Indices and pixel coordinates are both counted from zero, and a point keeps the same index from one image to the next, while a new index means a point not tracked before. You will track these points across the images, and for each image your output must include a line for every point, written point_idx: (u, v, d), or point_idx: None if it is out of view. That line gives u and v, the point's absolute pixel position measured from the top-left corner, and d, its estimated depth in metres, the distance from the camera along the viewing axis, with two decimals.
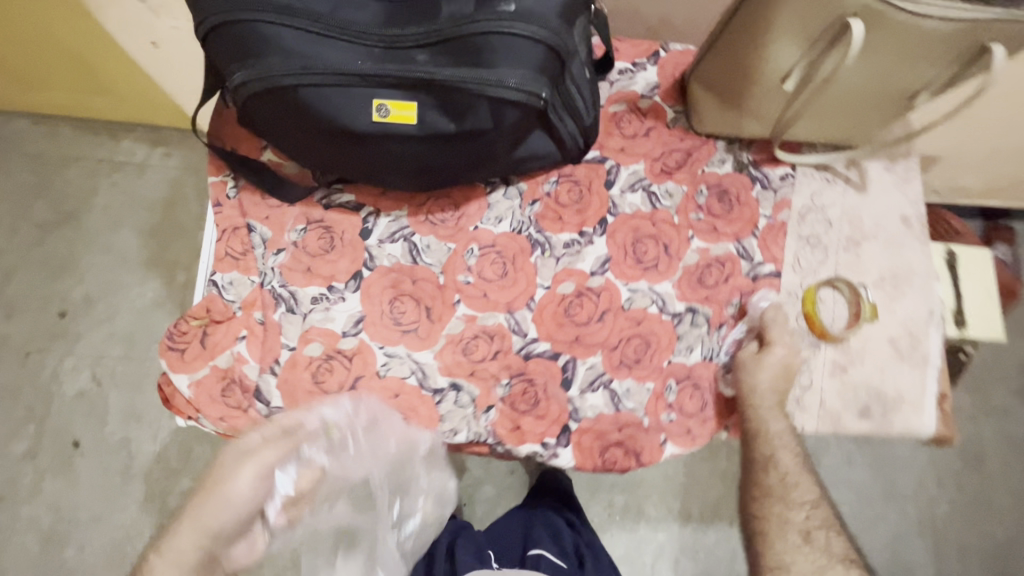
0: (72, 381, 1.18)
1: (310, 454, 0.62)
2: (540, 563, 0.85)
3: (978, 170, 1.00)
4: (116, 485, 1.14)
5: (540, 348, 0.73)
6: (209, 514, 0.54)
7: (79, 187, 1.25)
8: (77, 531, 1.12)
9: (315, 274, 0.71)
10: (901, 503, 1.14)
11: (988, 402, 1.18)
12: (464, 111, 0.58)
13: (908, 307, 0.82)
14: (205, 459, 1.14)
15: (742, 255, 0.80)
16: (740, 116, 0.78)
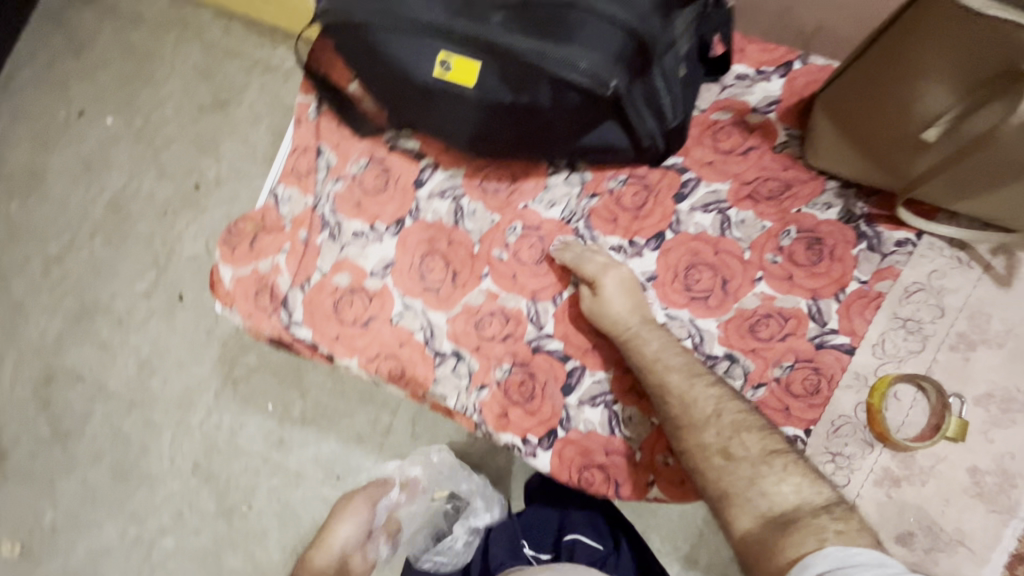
0: (190, 245, 1.20)
1: (391, 494, 0.98)
2: (576, 552, 0.79)
3: None
4: (199, 343, 1.17)
5: (552, 346, 0.70)
6: (347, 523, 0.95)
7: (232, 76, 1.24)
8: (164, 369, 1.17)
9: (362, 210, 0.73)
10: None
11: None
12: (527, 87, 0.59)
13: (1013, 440, 0.66)
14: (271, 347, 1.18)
15: (812, 316, 0.69)
16: (860, 159, 0.65)
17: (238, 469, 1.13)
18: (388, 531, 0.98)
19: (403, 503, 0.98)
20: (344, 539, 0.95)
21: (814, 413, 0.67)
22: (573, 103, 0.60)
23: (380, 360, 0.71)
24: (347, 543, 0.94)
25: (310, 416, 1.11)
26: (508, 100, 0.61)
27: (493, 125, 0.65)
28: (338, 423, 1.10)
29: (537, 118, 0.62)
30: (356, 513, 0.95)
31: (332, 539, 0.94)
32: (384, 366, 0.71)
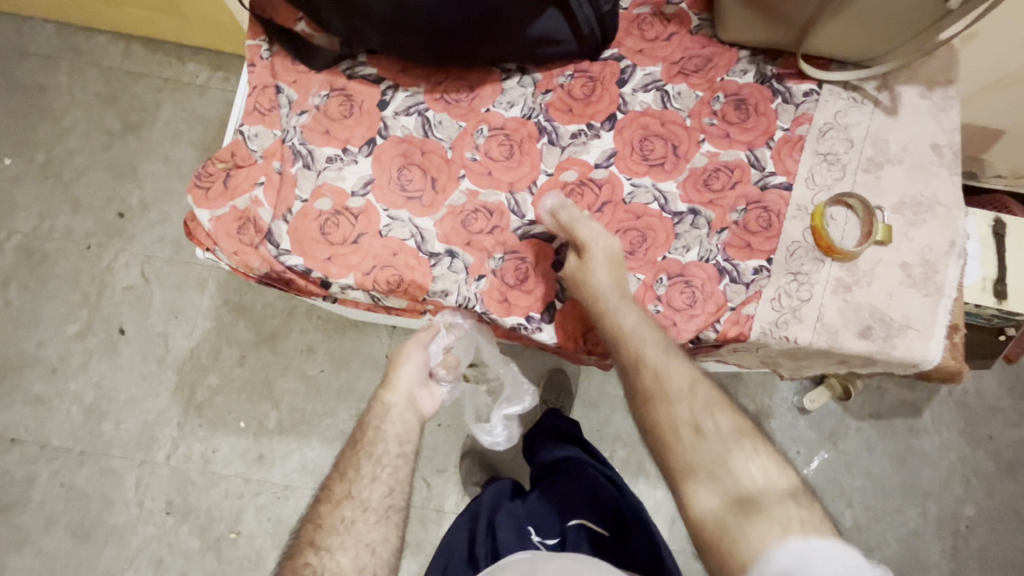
0: (123, 275, 1.21)
1: (442, 335, 0.78)
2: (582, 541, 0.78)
3: None
4: (152, 372, 1.19)
5: (536, 230, 0.75)
6: (406, 366, 0.75)
7: (144, 99, 1.26)
8: (116, 410, 1.17)
9: (332, 136, 0.75)
10: (920, 501, 1.27)
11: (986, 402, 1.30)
12: None
13: (927, 235, 0.79)
14: (233, 360, 1.19)
15: (752, 164, 0.79)
16: (763, 22, 0.77)
17: (218, 495, 1.14)
18: (452, 369, 0.80)
19: (456, 339, 0.79)
20: (421, 344, 0.76)
21: (770, 244, 0.77)
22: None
23: (376, 272, 0.72)
24: (411, 382, 0.74)
25: (287, 425, 1.17)
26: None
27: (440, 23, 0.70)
28: (318, 425, 1.17)
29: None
30: (407, 354, 0.75)
31: (396, 378, 0.74)
32: (381, 277, 0.72)
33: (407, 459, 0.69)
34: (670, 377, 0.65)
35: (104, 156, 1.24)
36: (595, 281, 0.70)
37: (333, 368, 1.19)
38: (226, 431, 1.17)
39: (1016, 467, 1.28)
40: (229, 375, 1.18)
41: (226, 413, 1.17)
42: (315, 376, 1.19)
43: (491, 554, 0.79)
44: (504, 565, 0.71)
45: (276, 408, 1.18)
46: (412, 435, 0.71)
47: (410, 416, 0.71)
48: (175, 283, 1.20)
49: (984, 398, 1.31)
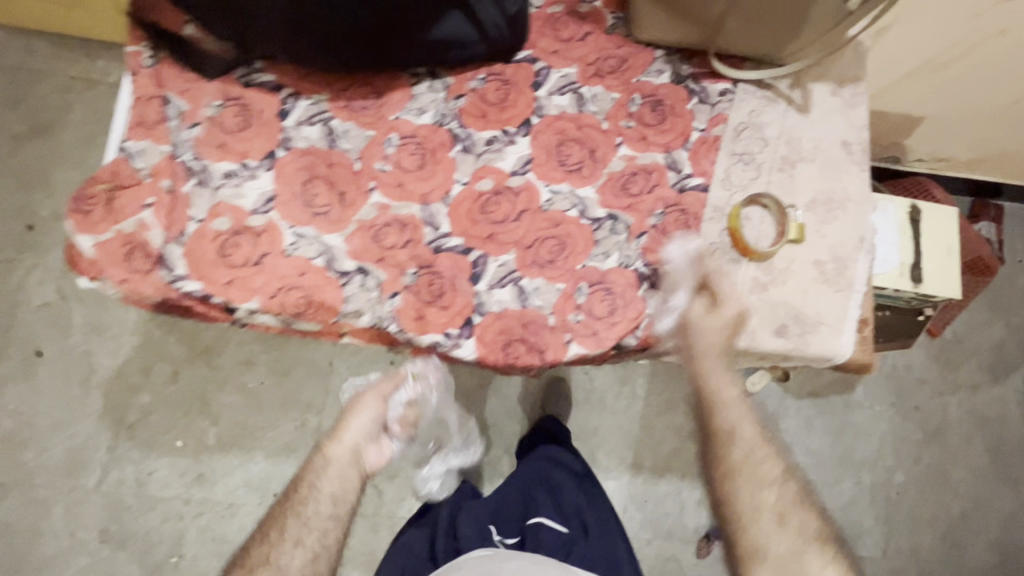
0: (37, 293, 1.12)
1: (406, 384, 0.79)
2: (541, 536, 0.83)
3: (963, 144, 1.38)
4: (76, 396, 1.11)
5: (451, 243, 0.72)
6: (354, 419, 0.73)
7: (48, 99, 1.15)
8: (37, 438, 1.10)
9: (228, 150, 0.70)
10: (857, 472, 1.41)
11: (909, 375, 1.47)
12: None
13: (838, 231, 0.81)
14: (166, 377, 1.14)
15: (669, 166, 0.78)
16: (673, 20, 0.76)
17: (155, 519, 1.10)
18: (408, 425, 0.78)
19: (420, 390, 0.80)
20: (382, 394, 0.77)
21: (688, 248, 0.77)
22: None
23: (283, 295, 0.69)
24: (358, 434, 0.71)
25: (228, 440, 1.13)
26: None
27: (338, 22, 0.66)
28: (261, 439, 1.14)
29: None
30: (362, 406, 0.73)
31: (343, 431, 0.72)
32: (289, 299, 0.69)
33: (340, 510, 0.66)
34: (721, 425, 0.69)
35: (4, 162, 1.13)
36: (705, 334, 0.73)
37: (274, 380, 1.16)
38: (162, 452, 1.12)
39: (944, 432, 1.45)
40: (163, 393, 1.13)
41: (160, 433, 1.12)
42: (257, 389, 1.15)
43: (452, 549, 0.83)
44: (457, 565, 0.75)
45: (215, 424, 1.13)
46: (349, 488, 0.68)
47: (352, 472, 0.69)
48: (95, 300, 1.13)
49: (913, 369, 1.46)
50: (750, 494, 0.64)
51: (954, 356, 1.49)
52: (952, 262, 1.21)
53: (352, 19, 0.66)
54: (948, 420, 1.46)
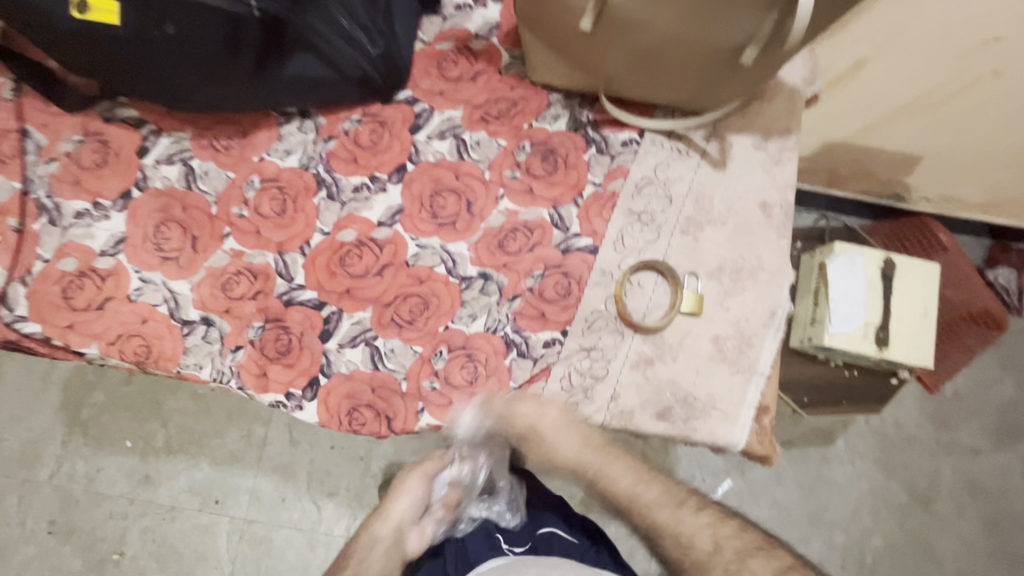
0: None
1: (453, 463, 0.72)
2: (555, 545, 0.67)
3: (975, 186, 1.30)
4: (35, 389, 1.18)
5: (304, 295, 0.68)
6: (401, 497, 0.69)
7: None
8: None
9: (82, 188, 0.68)
10: (832, 532, 1.35)
11: (902, 432, 1.41)
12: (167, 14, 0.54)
13: (746, 304, 0.72)
14: (121, 377, 1.18)
15: (555, 223, 0.72)
16: (562, 66, 0.68)
17: (102, 515, 1.13)
18: (450, 505, 0.70)
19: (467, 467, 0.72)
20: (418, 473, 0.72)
21: (567, 314, 0.70)
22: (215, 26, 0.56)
23: (122, 342, 0.66)
24: (405, 514, 0.67)
25: (175, 445, 1.16)
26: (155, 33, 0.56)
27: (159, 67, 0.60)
28: (207, 446, 1.16)
29: (194, 47, 0.58)
30: (407, 485, 0.70)
31: (388, 508, 0.68)
32: (128, 347, 0.66)
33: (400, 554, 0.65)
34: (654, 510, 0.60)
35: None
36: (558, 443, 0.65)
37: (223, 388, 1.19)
38: (111, 450, 1.16)
39: (929, 498, 1.38)
40: (116, 393, 1.18)
41: (110, 433, 1.16)
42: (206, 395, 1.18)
43: None
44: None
45: (164, 427, 1.17)
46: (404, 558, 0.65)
47: (394, 554, 0.65)
48: None
49: (903, 427, 1.41)
50: (665, 517, 0.60)
51: (951, 416, 1.43)
52: (926, 326, 1.10)
53: (177, 70, 0.61)
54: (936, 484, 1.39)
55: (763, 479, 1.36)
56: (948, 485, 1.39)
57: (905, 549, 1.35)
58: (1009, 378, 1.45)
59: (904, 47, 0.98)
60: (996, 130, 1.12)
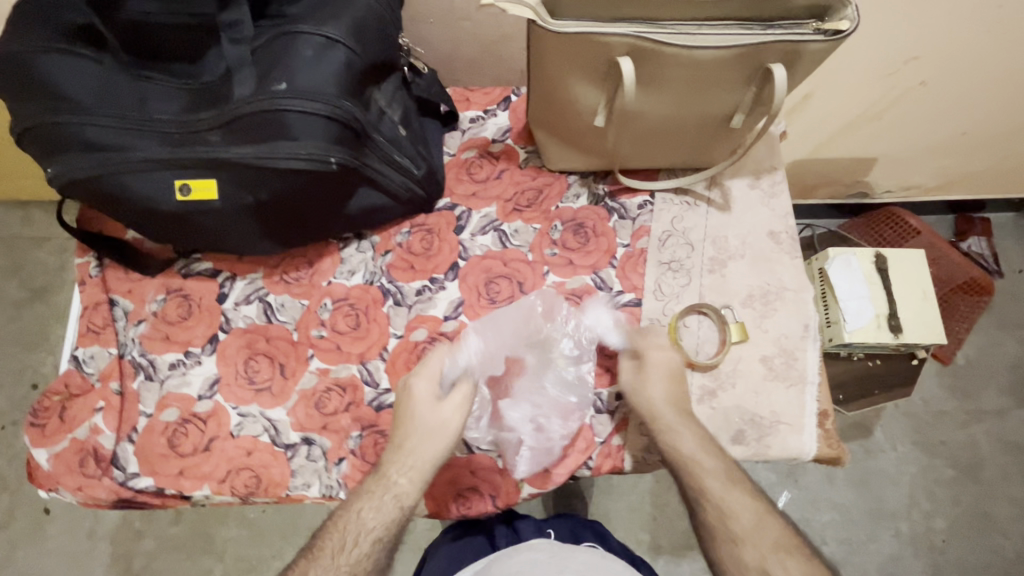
0: None
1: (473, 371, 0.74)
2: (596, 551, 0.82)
3: (928, 173, 1.46)
4: (81, 550, 1.16)
5: (392, 398, 0.74)
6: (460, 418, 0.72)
7: (50, 265, 1.30)
8: None
9: (172, 341, 0.74)
10: (895, 522, 1.38)
11: (931, 409, 1.47)
12: (253, 183, 0.61)
13: (781, 323, 0.80)
14: (167, 517, 1.18)
15: (599, 286, 0.80)
16: (578, 154, 0.79)
17: None
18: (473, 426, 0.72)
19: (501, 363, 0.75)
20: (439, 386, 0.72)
21: None
22: (300, 184, 0.63)
23: (231, 477, 0.70)
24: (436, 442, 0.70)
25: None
26: (248, 200, 0.63)
27: (241, 228, 0.67)
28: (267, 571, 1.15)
29: (277, 206, 0.64)
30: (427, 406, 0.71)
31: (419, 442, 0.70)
32: (238, 481, 0.70)
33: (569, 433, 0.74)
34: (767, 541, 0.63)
35: (8, 328, 1.26)
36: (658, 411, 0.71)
37: (274, 508, 1.19)
38: None
39: (975, 468, 1.43)
40: (164, 535, 1.17)
41: None
42: (258, 518, 1.18)
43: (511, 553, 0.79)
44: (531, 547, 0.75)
45: (221, 561, 1.16)
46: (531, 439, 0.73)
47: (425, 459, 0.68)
48: None
49: (930, 403, 1.48)
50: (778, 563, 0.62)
51: (970, 383, 1.50)
52: (929, 306, 1.20)
53: (259, 227, 0.68)
54: (977, 453, 1.44)
55: (815, 483, 1.40)
56: (989, 451, 1.45)
57: (969, 525, 1.39)
58: (1011, 337, 1.55)
59: (839, 81, 1.13)
60: (935, 126, 1.28)
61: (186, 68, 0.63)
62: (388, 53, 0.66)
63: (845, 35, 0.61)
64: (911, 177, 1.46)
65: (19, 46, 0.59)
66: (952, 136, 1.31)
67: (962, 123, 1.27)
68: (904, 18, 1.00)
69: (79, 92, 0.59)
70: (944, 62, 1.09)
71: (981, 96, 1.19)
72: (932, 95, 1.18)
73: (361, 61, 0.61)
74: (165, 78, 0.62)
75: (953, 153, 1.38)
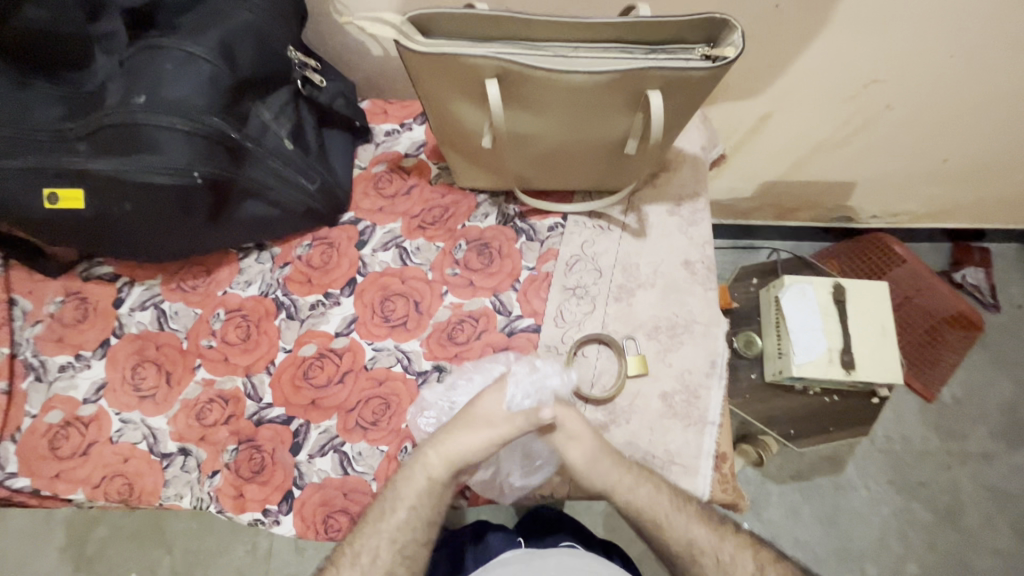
0: None
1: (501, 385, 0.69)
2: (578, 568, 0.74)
3: (916, 201, 1.30)
4: (39, 532, 1.20)
5: (273, 413, 0.73)
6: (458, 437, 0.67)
7: None
8: None
9: (64, 343, 0.75)
10: (859, 561, 1.26)
11: (909, 447, 1.35)
12: (119, 193, 0.62)
13: (685, 357, 0.76)
14: (120, 509, 1.21)
15: (498, 309, 0.77)
16: (481, 173, 0.77)
17: None
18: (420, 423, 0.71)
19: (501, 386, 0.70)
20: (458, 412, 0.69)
21: None
22: (166, 197, 0.63)
23: (106, 483, 0.70)
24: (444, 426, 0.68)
25: (180, 570, 1.17)
26: (117, 211, 0.64)
27: (120, 232, 0.68)
28: (213, 566, 1.17)
29: (149, 216, 0.65)
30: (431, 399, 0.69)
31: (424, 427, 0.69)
32: (112, 487, 0.70)
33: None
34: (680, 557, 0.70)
35: None
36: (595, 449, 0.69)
37: None
38: None
39: (955, 513, 1.30)
40: (118, 525, 1.20)
41: (114, 568, 1.17)
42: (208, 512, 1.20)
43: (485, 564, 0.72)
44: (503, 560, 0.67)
45: (169, 553, 1.18)
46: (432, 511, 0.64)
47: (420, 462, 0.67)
48: None
49: (909, 442, 1.35)
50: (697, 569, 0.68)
51: (955, 423, 1.37)
52: (889, 343, 1.09)
53: (138, 234, 0.68)
54: (958, 498, 1.31)
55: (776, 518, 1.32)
56: (971, 496, 1.32)
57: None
58: (1006, 375, 1.41)
59: (800, 102, 0.98)
60: (917, 152, 1.12)
61: (72, 75, 0.62)
62: (268, 68, 0.65)
63: (731, 63, 0.57)
64: (897, 206, 1.31)
65: None
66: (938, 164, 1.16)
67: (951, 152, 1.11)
68: (863, 34, 0.83)
69: None
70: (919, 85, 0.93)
71: (968, 121, 1.03)
72: (911, 124, 1.03)
73: (228, 76, 0.61)
74: (45, 84, 0.62)
75: (940, 187, 1.24)
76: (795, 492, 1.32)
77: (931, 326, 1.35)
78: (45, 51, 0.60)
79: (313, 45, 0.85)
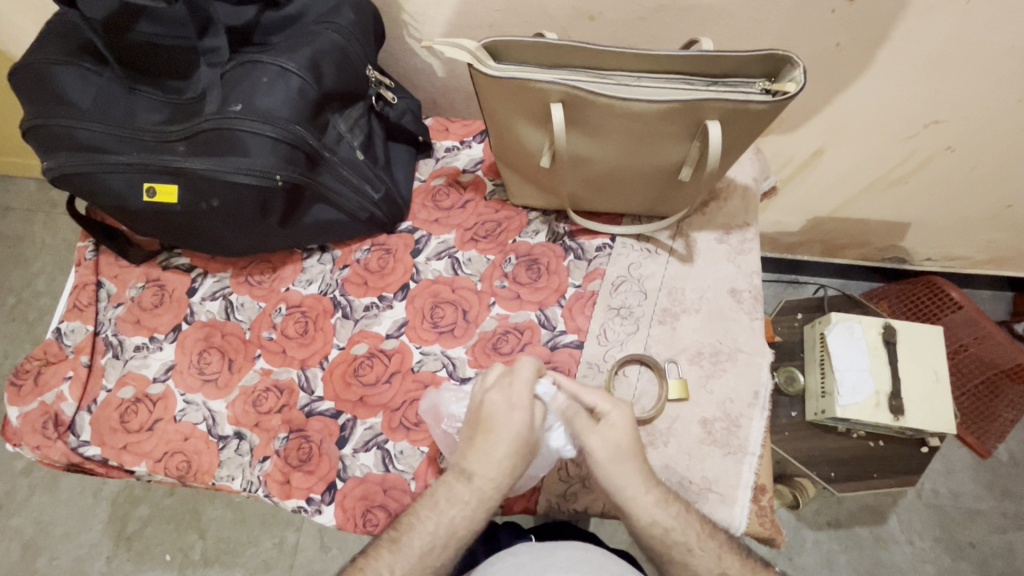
0: None
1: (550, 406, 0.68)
2: None
3: (976, 247, 1.25)
4: (88, 504, 1.27)
5: (323, 406, 0.77)
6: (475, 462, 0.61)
7: None
8: (50, 546, 1.24)
9: (141, 325, 0.81)
10: None
11: (959, 503, 1.28)
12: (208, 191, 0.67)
13: (727, 385, 0.76)
14: (162, 489, 1.28)
15: (543, 323, 0.79)
16: (537, 193, 0.81)
17: None
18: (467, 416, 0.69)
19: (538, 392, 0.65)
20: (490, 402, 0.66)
21: None
22: (249, 197, 0.68)
23: (167, 458, 0.75)
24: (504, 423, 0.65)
25: (211, 556, 1.22)
26: (204, 206, 0.70)
27: (203, 226, 0.74)
28: (242, 555, 1.22)
29: (231, 212, 0.71)
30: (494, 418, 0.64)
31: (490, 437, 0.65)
32: (171, 463, 0.75)
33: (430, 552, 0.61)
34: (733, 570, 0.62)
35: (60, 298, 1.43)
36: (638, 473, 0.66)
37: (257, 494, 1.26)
38: (151, 565, 1.22)
39: None
40: (158, 505, 1.27)
41: (151, 546, 1.23)
42: (241, 499, 1.26)
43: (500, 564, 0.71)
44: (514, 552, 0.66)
45: (202, 538, 1.23)
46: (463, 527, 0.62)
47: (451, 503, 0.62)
48: None
49: (959, 498, 1.28)
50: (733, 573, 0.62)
51: (1011, 483, 1.29)
52: (941, 389, 1.05)
53: (217, 228, 0.74)
54: (1012, 564, 1.23)
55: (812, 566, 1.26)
56: None
57: None
58: None
59: (856, 138, 0.97)
60: (977, 197, 1.08)
61: (176, 84, 0.69)
62: (349, 84, 0.71)
63: (791, 98, 0.58)
64: (954, 250, 1.27)
65: (39, 58, 0.69)
66: (1000, 210, 1.11)
67: (1014, 198, 1.07)
68: (922, 76, 0.83)
69: (79, 98, 0.68)
70: (978, 128, 0.92)
71: None
72: (973, 166, 1.00)
73: (315, 90, 0.66)
74: (153, 91, 0.69)
75: (1004, 232, 1.19)
76: (833, 541, 1.26)
77: (988, 378, 1.26)
78: (157, 61, 0.67)
79: (384, 65, 0.92)
